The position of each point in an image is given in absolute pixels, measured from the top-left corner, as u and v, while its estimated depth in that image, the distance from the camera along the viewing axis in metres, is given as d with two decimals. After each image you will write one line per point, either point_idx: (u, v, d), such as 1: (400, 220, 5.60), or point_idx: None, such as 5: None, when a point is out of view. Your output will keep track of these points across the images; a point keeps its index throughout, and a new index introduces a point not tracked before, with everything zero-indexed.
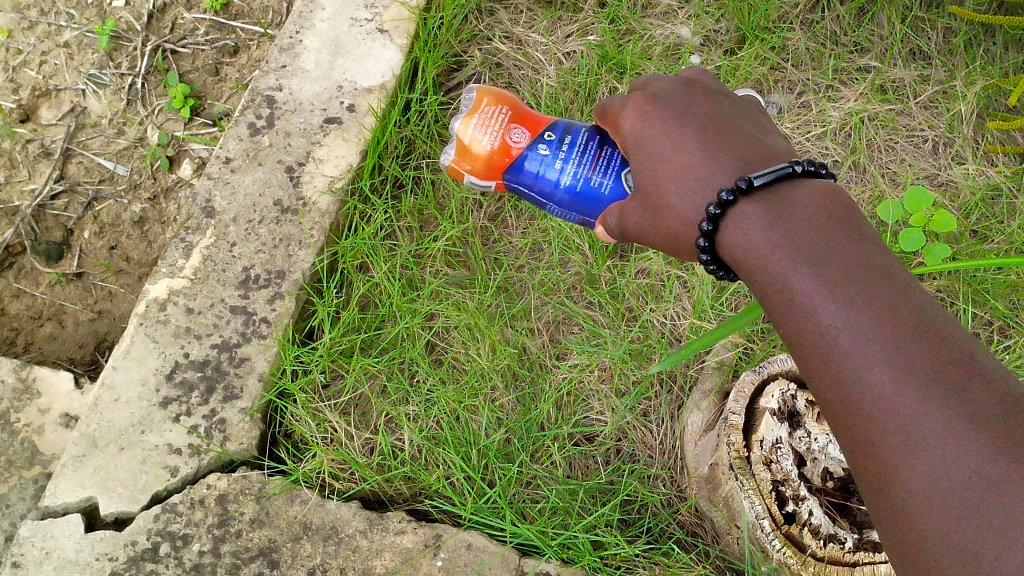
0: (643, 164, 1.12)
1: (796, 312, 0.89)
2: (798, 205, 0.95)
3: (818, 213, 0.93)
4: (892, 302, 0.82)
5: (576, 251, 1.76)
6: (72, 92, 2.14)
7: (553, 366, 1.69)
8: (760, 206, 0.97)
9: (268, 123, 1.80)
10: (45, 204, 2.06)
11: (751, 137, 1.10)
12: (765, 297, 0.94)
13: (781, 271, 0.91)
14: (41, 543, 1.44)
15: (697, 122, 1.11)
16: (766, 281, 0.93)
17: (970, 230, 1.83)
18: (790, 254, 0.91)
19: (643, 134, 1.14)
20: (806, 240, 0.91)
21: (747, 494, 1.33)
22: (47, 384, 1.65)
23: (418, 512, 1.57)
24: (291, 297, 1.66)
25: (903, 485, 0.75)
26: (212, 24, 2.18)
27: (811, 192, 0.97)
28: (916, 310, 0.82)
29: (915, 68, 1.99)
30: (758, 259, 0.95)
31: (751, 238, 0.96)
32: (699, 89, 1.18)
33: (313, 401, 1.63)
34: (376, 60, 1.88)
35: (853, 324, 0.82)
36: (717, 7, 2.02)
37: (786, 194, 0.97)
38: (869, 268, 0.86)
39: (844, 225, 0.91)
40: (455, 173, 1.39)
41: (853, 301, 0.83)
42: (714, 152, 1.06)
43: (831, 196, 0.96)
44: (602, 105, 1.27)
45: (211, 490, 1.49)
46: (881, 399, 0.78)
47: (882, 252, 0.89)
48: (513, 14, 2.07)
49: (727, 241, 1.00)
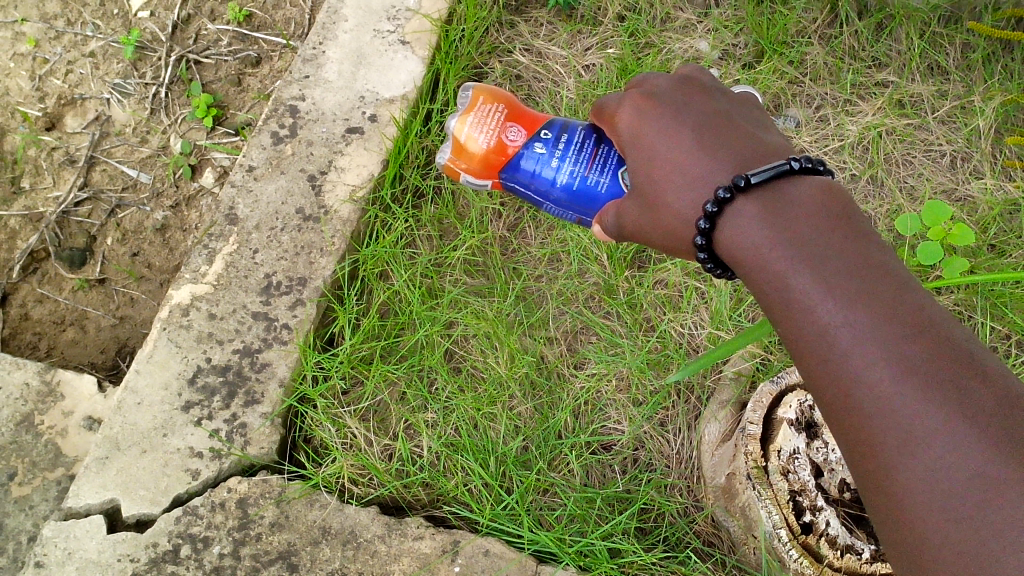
0: (640, 161, 1.14)
1: (794, 310, 0.89)
2: (796, 202, 0.96)
3: (815, 211, 0.94)
4: (888, 300, 0.83)
5: (594, 261, 1.77)
6: (96, 100, 2.18)
7: (570, 375, 1.70)
8: (757, 205, 0.98)
9: (291, 132, 1.83)
10: (70, 210, 2.09)
11: (748, 134, 1.11)
12: (763, 296, 0.95)
13: (778, 270, 0.92)
14: (64, 544, 1.46)
15: (694, 119, 1.12)
16: (764, 280, 0.94)
17: (988, 244, 1.83)
18: (789, 253, 0.92)
19: (639, 132, 1.15)
20: (804, 238, 0.92)
21: (764, 504, 1.33)
22: (71, 387, 1.67)
23: (437, 518, 1.59)
24: (313, 304, 1.68)
25: (902, 484, 0.76)
26: (235, 35, 2.21)
27: (808, 189, 0.97)
28: (912, 308, 0.82)
29: (934, 83, 2.00)
30: (757, 257, 0.96)
31: (750, 237, 0.97)
32: (695, 86, 1.19)
33: (334, 407, 1.64)
34: (397, 71, 1.91)
35: (850, 322, 0.83)
36: (736, 21, 2.04)
37: (783, 191, 0.98)
38: (865, 265, 0.87)
39: (842, 222, 0.92)
40: (452, 172, 1.42)
41: (850, 299, 0.84)
42: (711, 149, 1.07)
43: (828, 193, 0.97)
44: (600, 102, 1.28)
45: (232, 493, 1.51)
46: (880, 397, 0.79)
47: (879, 250, 0.90)
48: (533, 27, 2.09)
49: (724, 239, 1.01)
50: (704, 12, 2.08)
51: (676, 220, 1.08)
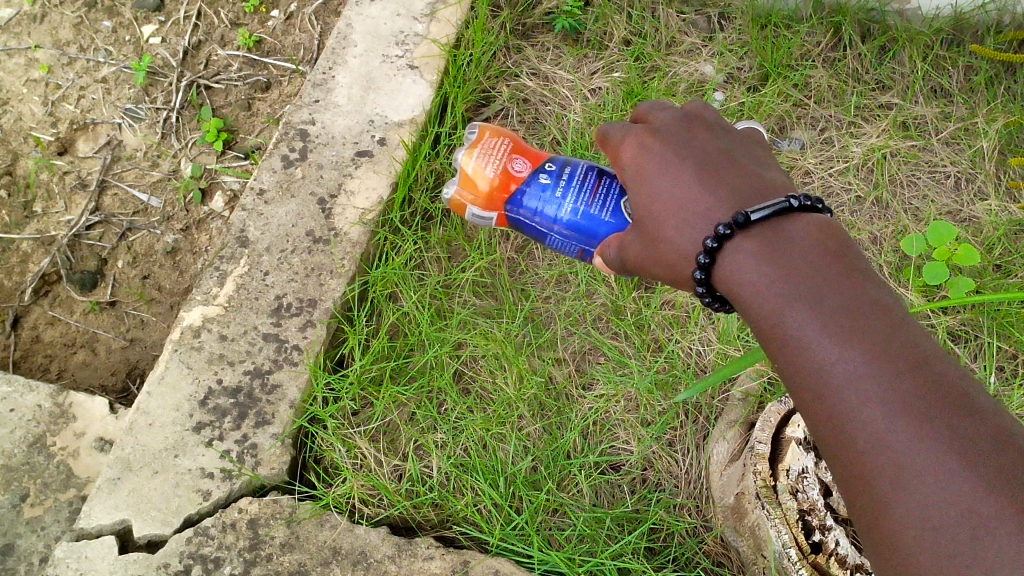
0: (640, 193, 1.16)
1: (791, 346, 0.90)
2: (794, 240, 0.98)
3: (813, 249, 0.95)
4: (885, 335, 0.84)
5: (602, 283, 1.80)
6: (108, 125, 2.21)
7: (579, 396, 1.72)
8: (755, 241, 1.00)
9: (301, 156, 1.85)
10: (81, 234, 2.10)
11: (748, 172, 1.12)
12: (759, 330, 0.97)
13: (776, 306, 0.93)
14: (77, 564, 1.47)
15: (696, 155, 1.14)
16: (760, 315, 0.96)
17: (994, 264, 1.83)
18: (786, 289, 0.93)
19: (641, 166, 1.17)
20: (803, 276, 0.93)
21: (774, 523, 1.34)
22: (83, 408, 1.68)
23: (447, 538, 1.60)
24: (322, 325, 1.69)
25: (895, 520, 0.76)
26: (245, 61, 2.25)
27: (806, 227, 0.99)
28: (907, 345, 0.83)
29: (937, 105, 2.01)
30: (755, 293, 0.97)
31: (748, 272, 0.98)
32: (698, 123, 1.20)
33: (343, 427, 1.65)
34: (406, 95, 1.93)
35: (846, 357, 0.84)
36: (740, 45, 2.07)
37: (782, 228, 1.00)
38: (861, 302, 0.88)
39: (839, 259, 0.93)
40: (457, 207, 1.44)
41: (847, 336, 0.85)
42: (712, 186, 1.09)
43: (825, 231, 0.98)
44: (603, 130, 1.29)
45: (243, 514, 1.51)
46: (874, 433, 0.80)
47: (876, 288, 0.91)
48: (540, 51, 2.11)
49: (722, 273, 1.02)
50: (708, 36, 2.11)
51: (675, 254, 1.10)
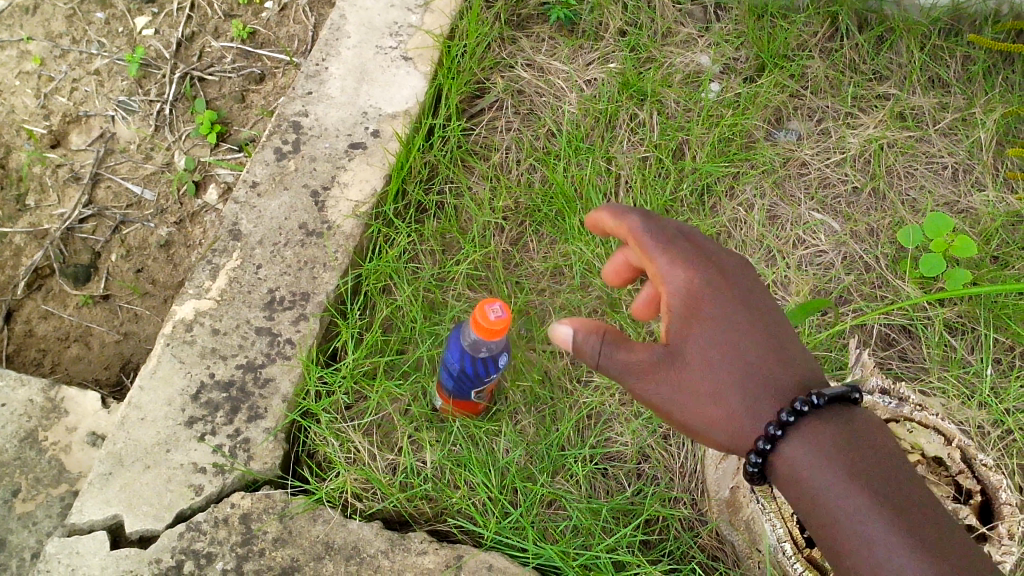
0: (689, 330, 1.16)
1: (851, 536, 1.00)
2: (859, 439, 1.07)
3: (873, 457, 1.05)
4: (936, 536, 0.97)
5: (597, 275, 1.79)
6: (101, 118, 2.19)
7: (575, 389, 1.71)
8: (819, 420, 1.08)
9: (294, 148, 1.84)
10: (74, 227, 2.09)
11: (791, 334, 1.20)
12: (813, 517, 1.05)
13: (836, 505, 1.02)
14: (67, 560, 1.45)
15: (755, 312, 1.19)
16: (817, 515, 1.04)
17: (991, 256, 1.82)
18: (848, 480, 1.02)
19: (695, 306, 1.17)
20: (865, 469, 1.03)
21: (769, 517, 1.33)
22: (75, 403, 1.68)
23: (441, 532, 1.58)
24: (316, 319, 1.68)
25: None
26: (239, 52, 2.24)
27: (863, 424, 1.10)
28: (948, 544, 0.96)
29: (934, 96, 2.00)
30: (814, 486, 1.05)
31: (809, 457, 1.06)
32: (747, 270, 1.25)
33: (336, 421, 1.65)
34: (400, 86, 1.92)
35: (893, 544, 0.96)
36: (736, 36, 2.05)
37: (843, 414, 1.09)
38: (913, 507, 0.99)
39: (893, 466, 1.04)
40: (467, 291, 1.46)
41: (907, 530, 0.97)
42: (772, 360, 1.15)
43: (877, 431, 1.10)
44: (635, 222, 1.24)
45: (235, 509, 1.51)
46: None
47: (918, 487, 1.03)
48: (535, 42, 2.10)
49: (780, 457, 1.09)
50: (705, 27, 2.10)
51: (718, 400, 1.13)
